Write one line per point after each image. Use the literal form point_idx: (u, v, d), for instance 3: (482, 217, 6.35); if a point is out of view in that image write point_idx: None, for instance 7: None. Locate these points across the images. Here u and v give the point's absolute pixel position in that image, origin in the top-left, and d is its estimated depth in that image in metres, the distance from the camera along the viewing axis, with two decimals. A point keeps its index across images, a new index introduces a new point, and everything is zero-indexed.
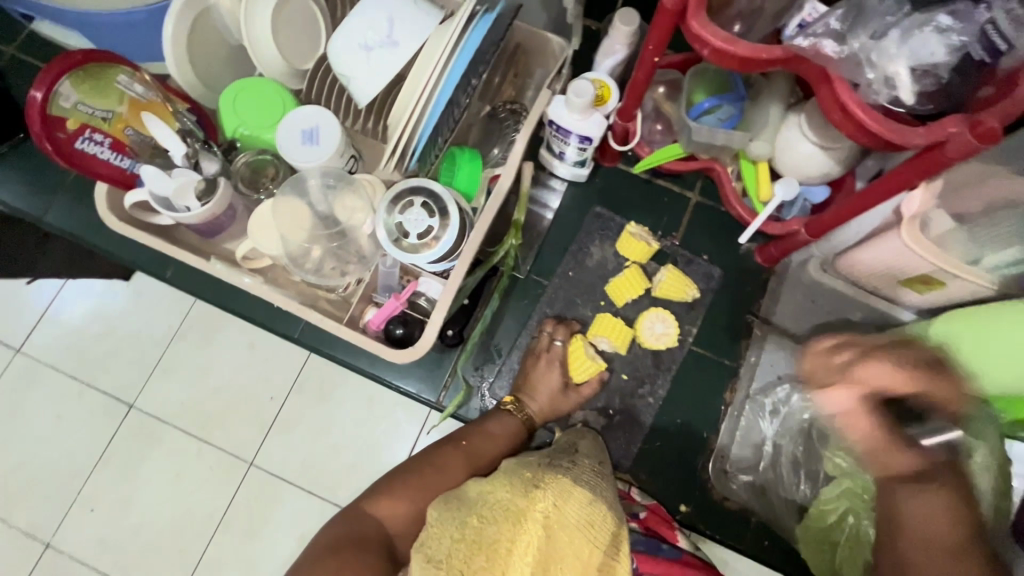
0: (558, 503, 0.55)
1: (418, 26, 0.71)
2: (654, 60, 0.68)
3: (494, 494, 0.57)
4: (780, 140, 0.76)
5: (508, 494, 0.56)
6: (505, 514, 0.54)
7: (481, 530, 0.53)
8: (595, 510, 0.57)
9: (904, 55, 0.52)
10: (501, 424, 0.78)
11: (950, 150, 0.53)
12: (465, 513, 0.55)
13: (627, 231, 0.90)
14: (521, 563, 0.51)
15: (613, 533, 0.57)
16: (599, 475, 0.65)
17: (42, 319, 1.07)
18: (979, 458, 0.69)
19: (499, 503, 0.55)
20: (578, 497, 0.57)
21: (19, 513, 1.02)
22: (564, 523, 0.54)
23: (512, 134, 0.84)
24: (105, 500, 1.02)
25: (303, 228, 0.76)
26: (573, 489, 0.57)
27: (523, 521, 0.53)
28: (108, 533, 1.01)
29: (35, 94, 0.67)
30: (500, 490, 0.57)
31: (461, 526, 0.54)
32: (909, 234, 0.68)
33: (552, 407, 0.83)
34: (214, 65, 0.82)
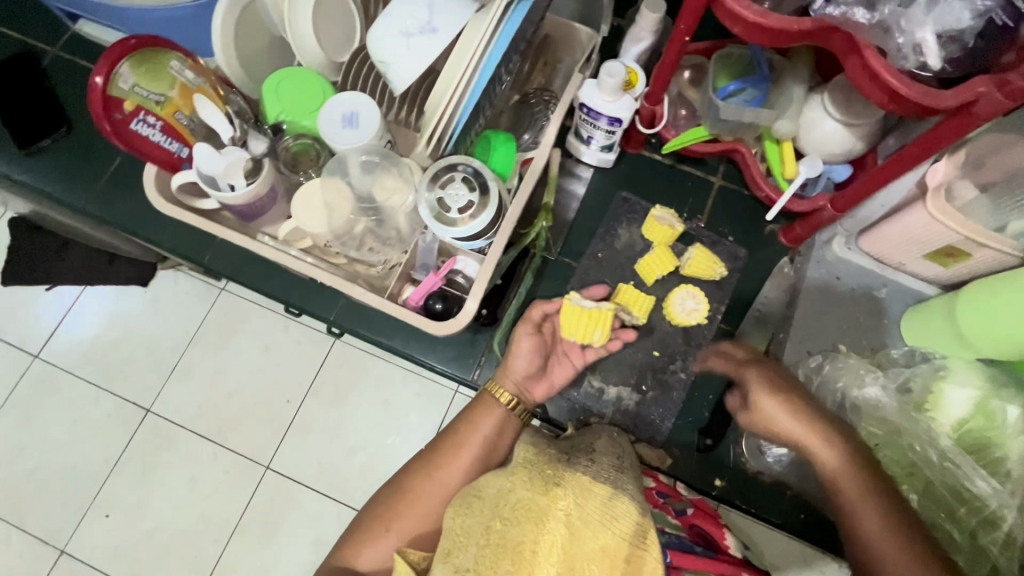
0: (579, 501, 0.56)
1: (456, 13, 0.74)
2: (684, 39, 0.70)
3: (513, 493, 0.57)
4: (804, 119, 0.79)
5: (529, 493, 0.56)
6: (527, 514, 0.55)
7: (503, 534, 0.55)
8: (617, 504, 0.56)
9: (931, 21, 0.55)
10: (492, 422, 0.75)
11: (978, 112, 0.56)
12: (487, 515, 0.57)
13: (651, 219, 0.90)
14: (547, 562, 0.53)
15: (640, 524, 0.56)
16: (620, 469, 0.63)
17: (54, 333, 1.33)
18: (1009, 426, 0.71)
19: (519, 504, 0.56)
20: (596, 492, 0.56)
21: (39, 523, 1.25)
22: (586, 520, 0.55)
23: (542, 124, 0.86)
24: (118, 508, 1.25)
25: (346, 204, 0.78)
26: (593, 486, 0.57)
27: (543, 522, 0.55)
28: (119, 540, 1.24)
29: (97, 78, 0.71)
30: (519, 489, 0.57)
31: (485, 531, 0.56)
32: (934, 204, 0.71)
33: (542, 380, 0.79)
34: (258, 58, 0.86)
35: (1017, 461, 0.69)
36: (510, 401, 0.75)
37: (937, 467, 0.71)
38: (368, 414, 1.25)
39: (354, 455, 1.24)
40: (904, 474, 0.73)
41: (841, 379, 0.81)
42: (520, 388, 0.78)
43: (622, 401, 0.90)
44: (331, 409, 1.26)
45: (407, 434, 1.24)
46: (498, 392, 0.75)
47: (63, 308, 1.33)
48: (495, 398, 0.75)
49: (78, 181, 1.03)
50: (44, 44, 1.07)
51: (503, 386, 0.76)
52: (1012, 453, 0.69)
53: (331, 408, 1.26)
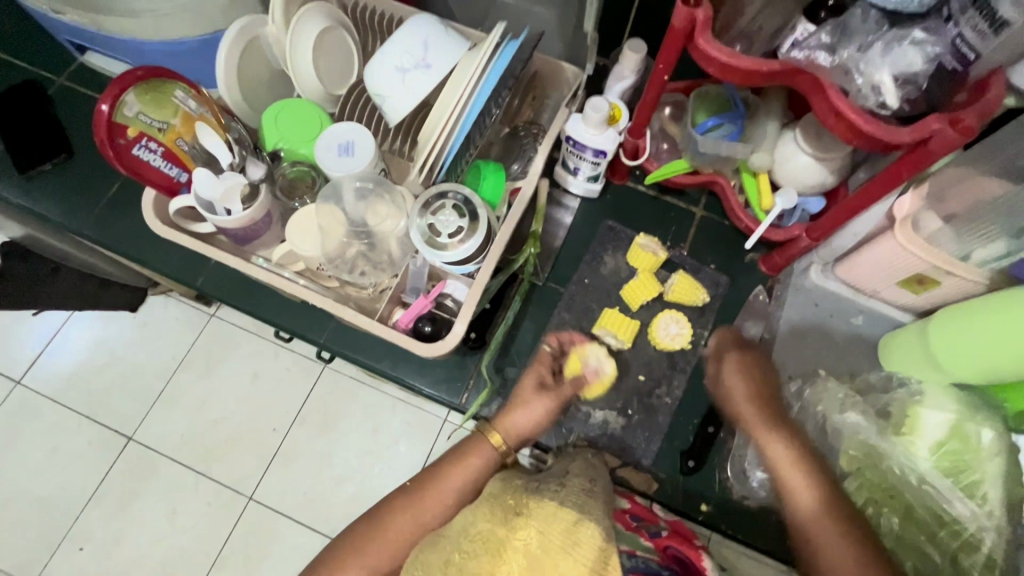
0: (541, 527, 0.56)
1: (450, 53, 0.80)
2: (664, 78, 0.75)
3: (474, 525, 0.58)
4: (779, 153, 0.83)
5: (488, 524, 0.57)
6: (485, 546, 0.55)
7: (462, 568, 0.55)
8: (582, 529, 0.56)
9: (887, 65, 0.60)
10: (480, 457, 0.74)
11: (934, 147, 0.60)
12: (448, 550, 0.57)
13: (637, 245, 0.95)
14: None
15: (602, 548, 0.55)
16: (589, 493, 0.63)
17: (38, 358, 1.32)
18: (985, 449, 0.73)
19: (483, 535, 0.56)
20: (559, 517, 0.57)
21: (11, 557, 1.22)
22: (547, 549, 0.54)
23: (529, 154, 0.91)
24: (93, 541, 1.22)
25: (339, 230, 0.81)
26: (557, 511, 0.57)
27: (504, 555, 0.54)
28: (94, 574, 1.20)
29: (103, 106, 0.74)
30: (482, 522, 0.58)
31: (445, 565, 0.56)
32: (903, 235, 0.75)
33: (525, 422, 0.78)
34: (258, 89, 0.89)
35: (992, 483, 0.71)
36: (502, 446, 0.76)
37: (915, 489, 0.73)
38: (356, 444, 1.24)
39: (341, 485, 1.22)
40: (885, 496, 0.74)
41: (822, 403, 0.83)
42: (516, 444, 0.78)
43: (609, 426, 0.91)
44: (319, 437, 1.25)
45: (396, 464, 1.23)
46: (492, 436, 0.76)
47: (49, 333, 1.33)
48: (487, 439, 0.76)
49: (76, 206, 1.05)
50: (51, 74, 1.10)
51: (499, 431, 0.77)
52: (988, 475, 0.72)
53: (318, 438, 1.25)
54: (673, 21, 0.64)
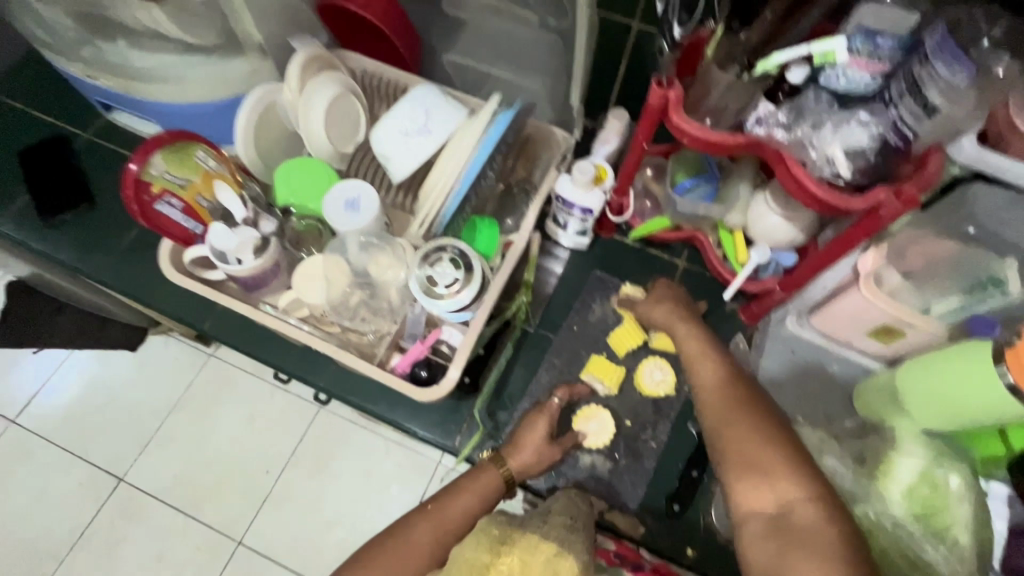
0: (525, 557, 0.60)
1: (449, 119, 0.88)
2: (643, 145, 0.82)
3: (463, 553, 0.62)
4: (753, 212, 0.90)
5: (475, 550, 0.61)
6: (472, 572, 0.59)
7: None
8: (560, 561, 0.60)
9: (837, 140, 0.68)
10: (488, 478, 0.79)
11: (884, 214, 0.67)
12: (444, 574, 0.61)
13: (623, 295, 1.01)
14: None
15: None
16: (570, 530, 0.67)
17: (32, 398, 1.38)
18: (953, 494, 0.76)
19: (473, 565, 0.60)
20: (542, 548, 0.60)
21: None
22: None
23: (522, 210, 0.97)
24: None
25: (343, 278, 0.86)
26: (539, 542, 0.61)
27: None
28: None
29: (132, 166, 0.81)
30: (474, 550, 0.61)
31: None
32: (867, 290, 0.81)
33: (533, 460, 0.84)
34: (272, 148, 0.97)
35: (962, 528, 0.74)
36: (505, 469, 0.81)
37: (890, 533, 0.73)
38: (349, 486, 1.30)
39: (331, 530, 1.27)
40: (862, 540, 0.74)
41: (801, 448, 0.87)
42: (522, 474, 0.83)
43: (596, 469, 0.94)
44: (311, 479, 1.30)
45: (386, 505, 1.28)
46: (502, 464, 0.81)
47: (47, 372, 1.39)
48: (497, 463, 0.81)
49: (91, 251, 1.11)
50: (76, 129, 1.18)
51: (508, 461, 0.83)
52: (955, 520, 0.75)
53: (314, 478, 1.30)
54: (648, 100, 0.72)
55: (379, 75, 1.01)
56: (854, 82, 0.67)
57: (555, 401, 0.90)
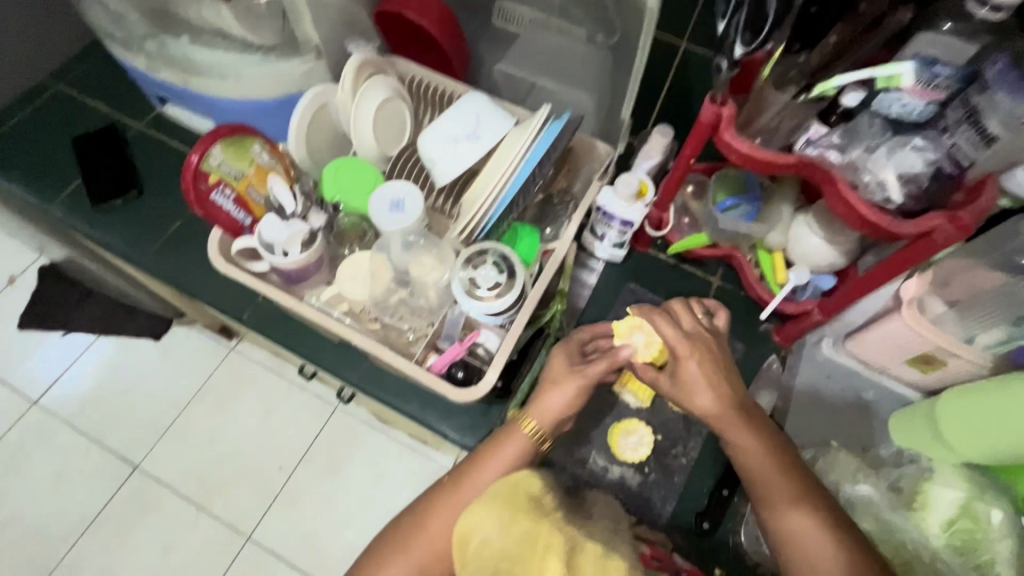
0: (576, 544, 0.61)
1: (497, 126, 0.89)
2: (689, 161, 0.83)
3: (516, 529, 0.61)
4: (792, 234, 0.91)
5: (524, 527, 0.61)
6: (528, 553, 0.60)
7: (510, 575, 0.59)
8: (608, 559, 0.60)
9: (891, 164, 0.68)
10: (513, 446, 0.73)
11: (936, 239, 0.67)
12: (495, 558, 0.61)
13: (637, 361, 0.80)
14: None
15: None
16: (612, 532, 0.69)
17: (56, 381, 1.40)
18: (997, 528, 0.74)
19: (515, 542, 0.60)
20: (587, 548, 0.61)
21: None
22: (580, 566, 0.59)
23: (563, 219, 0.98)
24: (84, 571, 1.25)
25: (387, 279, 0.89)
26: (585, 541, 0.62)
27: (542, 559, 0.59)
28: None
29: (193, 156, 0.83)
30: (521, 524, 0.62)
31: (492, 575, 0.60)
32: (910, 316, 0.81)
33: (561, 398, 0.75)
34: (322, 146, 0.99)
35: (1005, 563, 0.72)
36: (536, 434, 0.73)
37: (929, 565, 0.72)
38: (362, 488, 1.30)
39: (342, 531, 1.27)
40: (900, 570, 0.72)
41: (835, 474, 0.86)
42: (552, 422, 0.75)
43: (625, 482, 0.94)
44: (326, 478, 1.31)
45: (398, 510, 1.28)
46: (526, 423, 0.74)
47: (72, 357, 1.42)
48: (521, 426, 0.74)
49: (135, 237, 1.13)
50: (130, 119, 1.23)
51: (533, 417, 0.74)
52: (999, 556, 0.73)
53: (326, 479, 1.31)
54: (701, 116, 0.73)
55: (425, 81, 1.03)
56: (908, 107, 0.68)
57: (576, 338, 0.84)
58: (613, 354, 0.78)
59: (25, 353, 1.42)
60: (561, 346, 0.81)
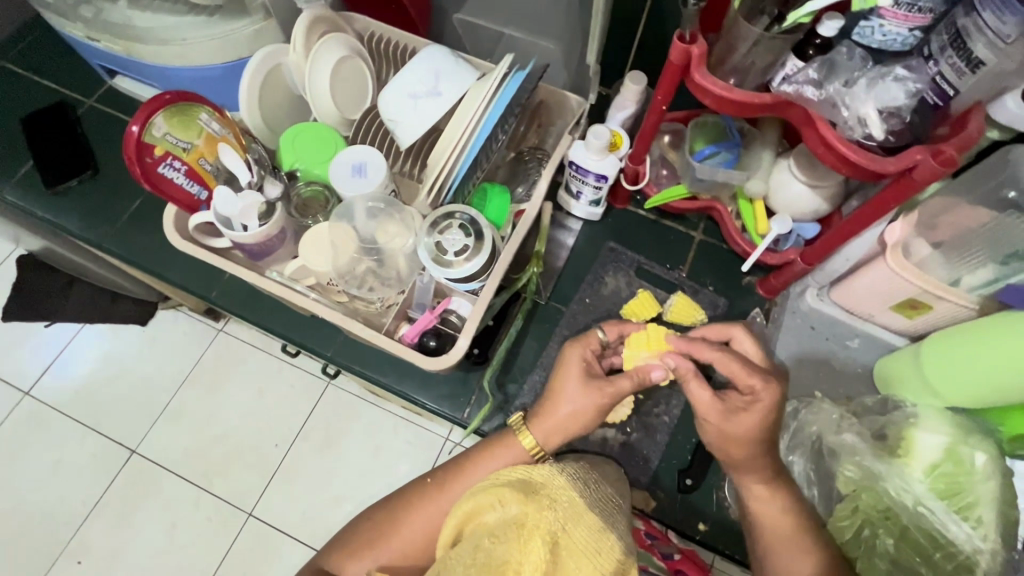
0: (567, 525, 0.60)
1: (460, 81, 0.84)
2: (662, 108, 0.79)
3: (505, 509, 0.61)
4: (774, 181, 0.87)
5: (515, 509, 0.60)
6: (516, 533, 0.58)
7: (490, 552, 0.56)
8: (603, 539, 0.61)
9: (871, 99, 0.64)
10: (506, 452, 0.73)
11: (918, 176, 0.63)
12: (479, 537, 0.59)
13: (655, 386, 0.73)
14: None
15: (620, 562, 0.60)
16: (614, 508, 0.68)
17: (44, 370, 1.38)
18: (981, 471, 0.74)
19: (507, 520, 0.60)
20: (585, 523, 0.61)
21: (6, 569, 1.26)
22: (569, 546, 0.58)
23: (534, 177, 0.94)
24: (90, 555, 1.26)
25: (350, 247, 0.84)
26: (583, 517, 0.61)
27: (528, 540, 0.57)
28: None
29: (134, 127, 0.78)
30: (513, 505, 0.61)
31: (475, 550, 0.58)
32: (894, 260, 0.77)
33: (575, 413, 0.71)
34: (279, 110, 0.94)
35: (987, 506, 0.72)
36: (537, 453, 0.72)
37: (911, 511, 0.74)
38: (355, 463, 1.30)
39: (339, 505, 1.28)
40: (880, 518, 0.75)
41: (818, 424, 0.86)
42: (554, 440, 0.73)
43: (608, 443, 0.93)
44: (319, 454, 1.31)
45: (392, 483, 1.29)
46: (525, 438, 0.72)
47: (58, 345, 1.40)
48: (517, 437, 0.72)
49: (103, 220, 1.09)
50: (81, 96, 1.16)
51: (533, 432, 0.72)
52: (982, 499, 0.73)
53: (319, 455, 1.31)
54: (670, 56, 0.68)
55: (387, 38, 0.96)
56: (890, 36, 0.64)
57: (596, 334, 0.76)
58: (640, 373, 0.71)
59: (11, 345, 1.41)
60: (577, 347, 0.73)
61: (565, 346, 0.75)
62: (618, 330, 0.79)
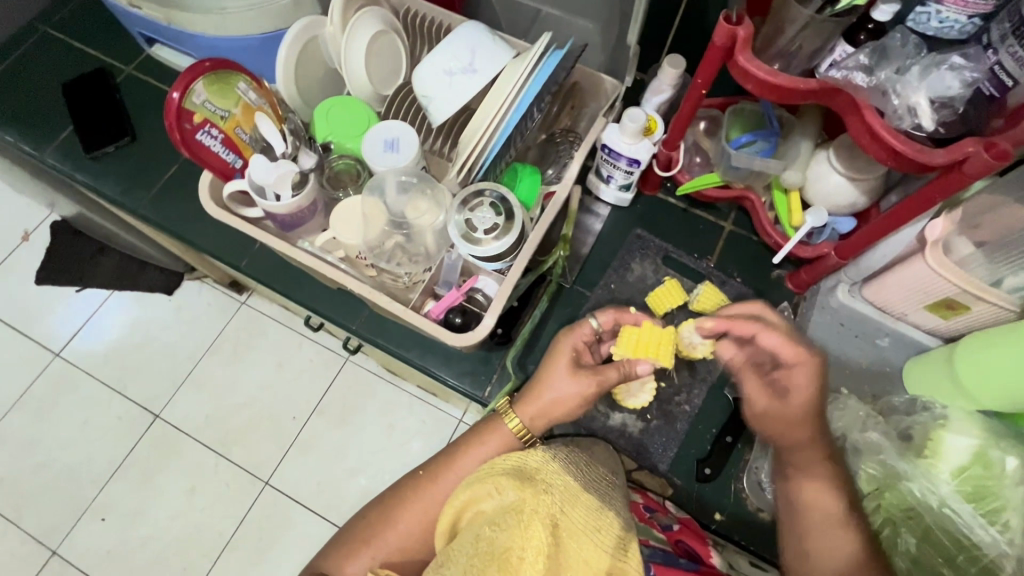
0: (565, 508, 0.62)
1: (497, 58, 0.83)
2: (701, 92, 0.77)
3: (503, 497, 0.62)
4: (811, 172, 0.85)
5: (513, 496, 0.62)
6: (515, 520, 0.59)
7: (492, 540, 0.58)
8: (601, 517, 0.63)
9: (923, 87, 0.62)
10: (498, 438, 0.75)
11: (969, 170, 0.60)
12: (478, 526, 0.61)
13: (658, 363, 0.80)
14: (532, 568, 0.56)
15: (620, 536, 0.63)
16: (610, 484, 0.71)
17: (75, 333, 1.42)
18: (1013, 476, 0.72)
19: (505, 507, 0.61)
20: (582, 502, 0.63)
21: (34, 522, 1.31)
22: (569, 528, 0.61)
23: (565, 160, 0.92)
24: (113, 513, 1.31)
25: (379, 222, 0.84)
26: (580, 497, 0.63)
27: (529, 525, 0.59)
28: (111, 544, 1.29)
29: (174, 94, 0.80)
30: (510, 492, 0.62)
31: (476, 539, 0.59)
32: (934, 257, 0.75)
33: (563, 396, 0.73)
34: (313, 83, 0.95)
35: (1016, 512, 0.71)
36: (524, 433, 0.74)
37: (935, 512, 0.73)
38: (372, 439, 1.32)
39: (354, 478, 1.30)
40: (903, 517, 0.74)
41: (843, 420, 0.84)
42: (538, 422, 0.75)
43: (627, 429, 0.93)
44: (337, 428, 1.33)
45: (407, 459, 1.30)
46: (510, 420, 0.75)
47: (89, 310, 1.44)
48: (503, 421, 0.75)
49: (137, 188, 1.11)
50: (120, 64, 1.18)
51: (519, 414, 0.75)
52: (1011, 504, 0.71)
53: (336, 429, 1.33)
54: (714, 38, 0.66)
55: (422, 14, 0.96)
56: (948, 22, 0.62)
57: (589, 322, 0.78)
58: (627, 366, 0.77)
59: (44, 307, 1.45)
60: (570, 334, 0.77)
61: (556, 336, 0.78)
62: (612, 318, 0.80)
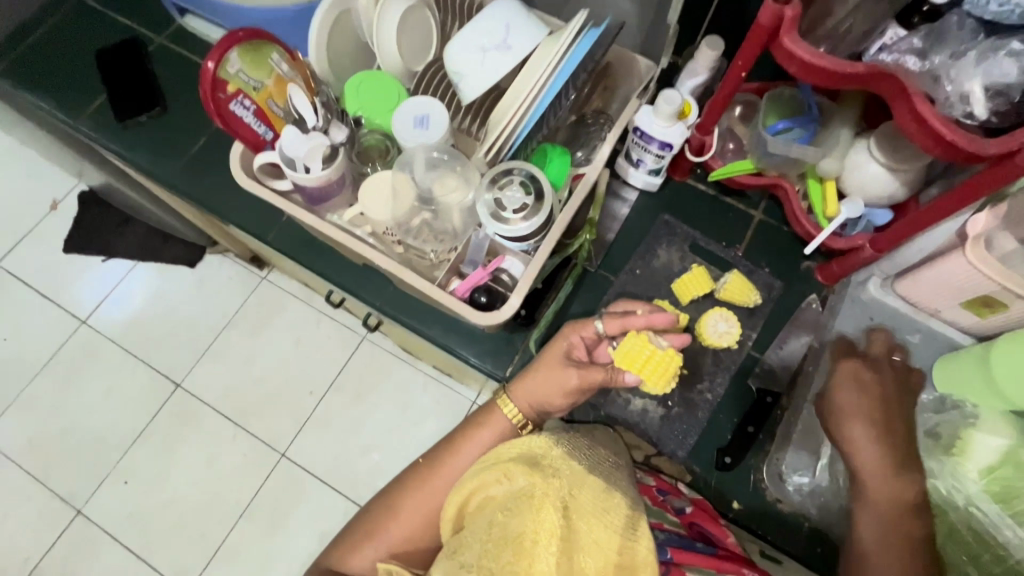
0: (573, 490, 0.63)
1: (530, 36, 0.82)
2: (741, 74, 0.75)
3: (514, 482, 0.64)
4: (849, 161, 0.83)
5: (522, 481, 0.63)
6: (526, 505, 0.61)
7: (505, 525, 0.60)
8: (608, 498, 0.63)
9: (978, 73, 0.60)
10: (494, 431, 0.76)
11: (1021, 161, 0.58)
12: (491, 513, 0.62)
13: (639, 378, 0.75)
14: (547, 551, 0.58)
15: (630, 516, 0.63)
16: (616, 466, 0.71)
17: (101, 301, 1.46)
18: None
19: (515, 493, 0.63)
20: (590, 486, 0.64)
21: (60, 483, 1.35)
22: (579, 509, 0.62)
23: (596, 141, 0.91)
24: (135, 477, 1.34)
25: (407, 200, 0.84)
26: (586, 479, 0.65)
27: (540, 508, 0.60)
28: (131, 506, 1.33)
29: (209, 63, 0.80)
30: (519, 477, 0.63)
31: (490, 526, 0.61)
32: (973, 252, 0.72)
33: (550, 405, 0.75)
34: (345, 57, 0.94)
35: None
36: (520, 421, 0.76)
37: (961, 509, 0.71)
38: (387, 417, 1.34)
39: (367, 454, 1.32)
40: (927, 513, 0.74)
41: None
42: (538, 412, 0.77)
43: (647, 414, 0.94)
44: (352, 405, 1.35)
45: (420, 438, 1.32)
46: (507, 407, 0.76)
47: (115, 279, 1.47)
48: (501, 408, 0.77)
49: (165, 159, 1.12)
50: (152, 34, 1.19)
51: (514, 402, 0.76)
52: None
53: (352, 405, 1.35)
54: (759, 18, 0.65)
55: None
56: (1007, 6, 0.58)
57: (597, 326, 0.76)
58: (613, 374, 0.73)
59: (71, 274, 1.48)
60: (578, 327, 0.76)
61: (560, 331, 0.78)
62: (618, 324, 0.77)
